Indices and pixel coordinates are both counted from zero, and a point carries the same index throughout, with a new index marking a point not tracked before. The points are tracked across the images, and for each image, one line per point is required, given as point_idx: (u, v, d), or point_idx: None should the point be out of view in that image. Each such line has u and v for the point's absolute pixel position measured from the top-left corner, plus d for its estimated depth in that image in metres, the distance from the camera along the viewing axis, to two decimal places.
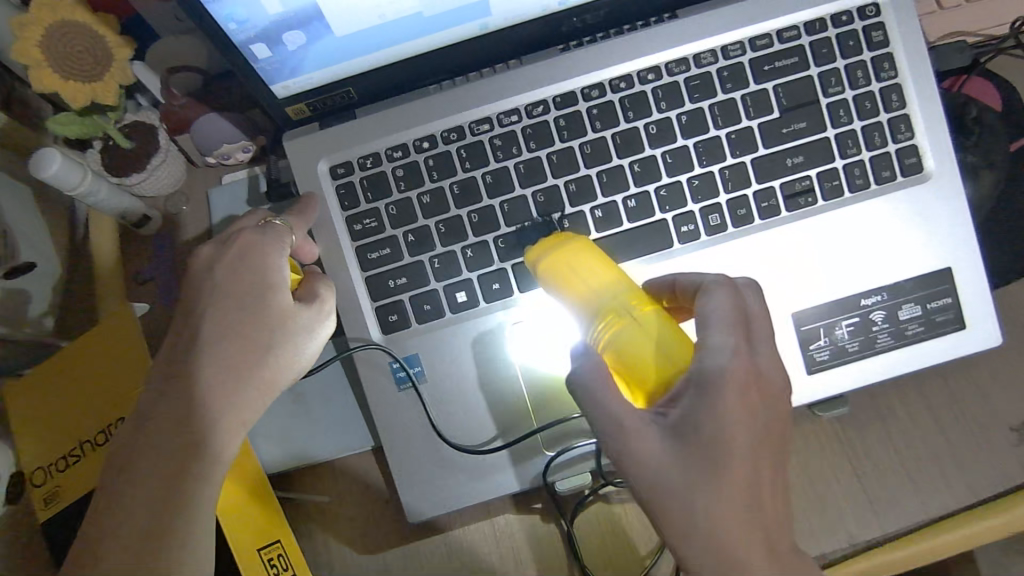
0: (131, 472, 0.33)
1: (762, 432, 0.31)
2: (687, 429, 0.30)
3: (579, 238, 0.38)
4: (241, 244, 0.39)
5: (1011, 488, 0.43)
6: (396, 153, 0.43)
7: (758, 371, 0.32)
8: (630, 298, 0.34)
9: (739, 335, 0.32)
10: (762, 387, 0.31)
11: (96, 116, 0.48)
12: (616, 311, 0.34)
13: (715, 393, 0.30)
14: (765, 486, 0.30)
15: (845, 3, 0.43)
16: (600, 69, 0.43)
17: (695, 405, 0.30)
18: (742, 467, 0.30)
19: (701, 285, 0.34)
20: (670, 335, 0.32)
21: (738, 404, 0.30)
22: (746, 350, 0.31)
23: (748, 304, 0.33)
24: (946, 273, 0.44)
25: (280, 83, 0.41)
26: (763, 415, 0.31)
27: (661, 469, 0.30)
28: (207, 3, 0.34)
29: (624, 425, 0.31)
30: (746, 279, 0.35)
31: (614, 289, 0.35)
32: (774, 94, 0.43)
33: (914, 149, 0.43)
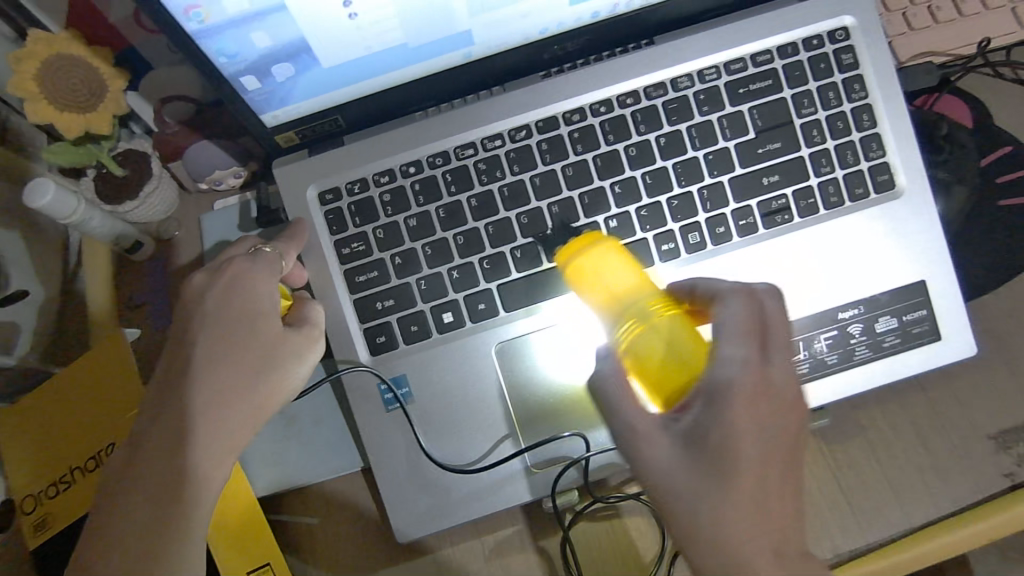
0: (125, 499, 0.34)
1: (772, 440, 0.31)
2: (698, 438, 0.31)
3: (598, 241, 0.38)
4: (233, 272, 0.39)
5: (991, 497, 0.44)
6: (383, 179, 0.44)
7: (770, 382, 0.32)
8: (651, 302, 0.35)
9: (752, 346, 0.32)
10: (772, 398, 0.32)
11: (89, 144, 0.49)
12: (637, 316, 0.34)
13: (725, 403, 0.31)
14: (777, 491, 0.31)
15: (814, 28, 0.45)
16: (581, 94, 0.44)
17: (705, 415, 0.31)
18: (751, 474, 0.30)
19: (717, 294, 0.34)
20: (686, 342, 0.33)
21: (746, 413, 0.31)
22: (757, 362, 0.32)
23: (766, 312, 0.34)
24: (921, 286, 0.45)
25: (269, 113, 0.42)
26: (772, 424, 0.31)
27: (673, 476, 0.31)
28: (198, 38, 0.35)
29: (639, 430, 0.32)
30: (766, 287, 0.35)
31: (632, 296, 0.35)
32: (750, 116, 0.44)
33: (886, 167, 0.45)
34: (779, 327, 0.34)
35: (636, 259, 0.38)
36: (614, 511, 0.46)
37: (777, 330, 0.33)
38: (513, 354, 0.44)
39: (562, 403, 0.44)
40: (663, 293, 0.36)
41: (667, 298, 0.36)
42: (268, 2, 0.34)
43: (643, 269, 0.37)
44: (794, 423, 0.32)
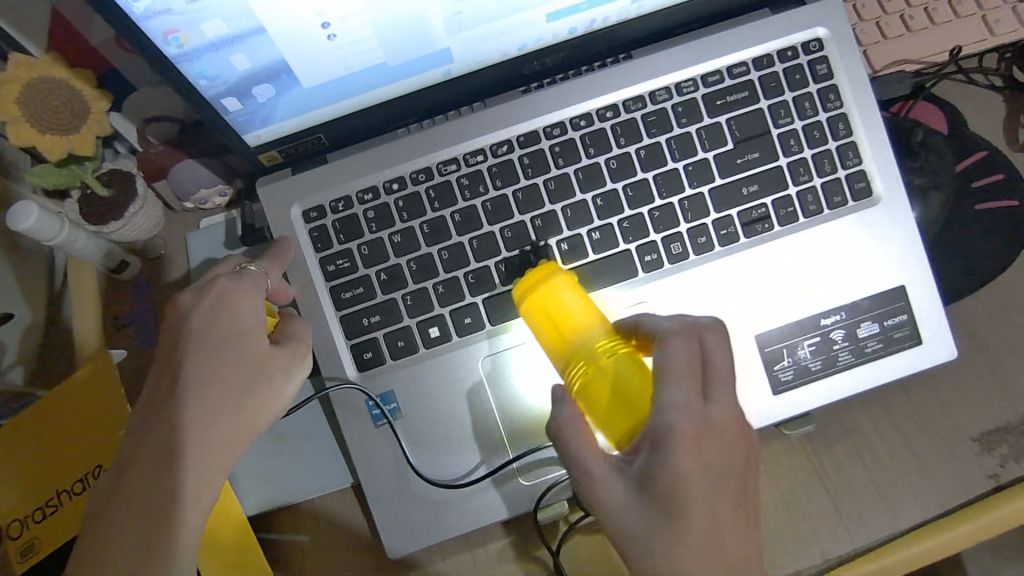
0: (113, 522, 0.34)
1: (719, 477, 0.32)
2: (647, 482, 0.32)
3: (551, 277, 0.39)
4: (217, 292, 0.39)
5: (975, 498, 0.44)
6: (367, 196, 0.45)
7: (711, 423, 0.32)
8: (599, 343, 0.37)
9: (692, 389, 0.33)
10: (716, 438, 0.32)
11: (73, 166, 0.49)
12: (586, 359, 0.36)
13: (669, 449, 0.32)
14: (727, 524, 0.32)
15: (789, 39, 0.46)
16: (561, 109, 0.45)
17: (652, 460, 0.32)
18: (699, 515, 0.31)
19: (659, 333, 0.35)
20: (633, 381, 0.35)
21: (691, 458, 0.31)
22: (698, 405, 0.32)
23: (707, 350, 0.34)
24: (901, 291, 0.45)
25: (252, 132, 0.42)
26: (718, 461, 0.32)
27: (627, 520, 0.32)
28: (178, 61, 0.36)
29: (594, 475, 0.33)
30: (710, 321, 0.35)
31: (580, 337, 0.37)
32: (728, 127, 0.45)
33: (863, 175, 0.46)
34: (726, 362, 0.34)
35: (585, 294, 0.39)
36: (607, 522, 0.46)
37: (723, 365, 0.34)
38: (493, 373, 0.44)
39: (550, 417, 0.44)
40: (610, 329, 0.38)
41: (614, 336, 0.37)
42: (247, 25, 0.34)
43: (593, 305, 0.39)
44: (743, 455, 0.33)
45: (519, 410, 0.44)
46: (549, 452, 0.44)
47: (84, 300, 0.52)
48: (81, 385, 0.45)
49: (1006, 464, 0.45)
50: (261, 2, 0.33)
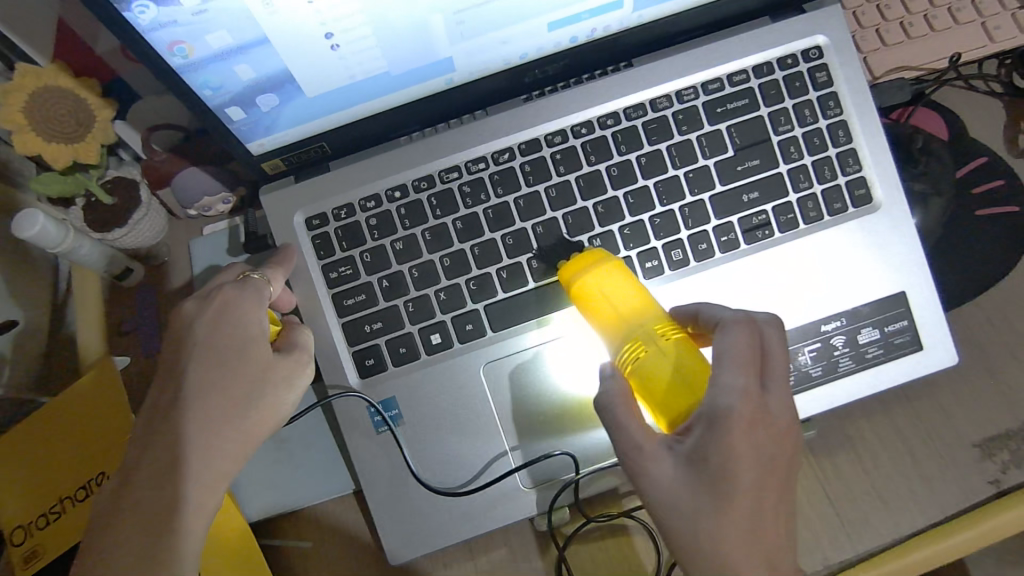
0: (125, 523, 0.34)
1: (769, 464, 0.32)
2: (699, 462, 0.32)
3: (609, 261, 0.40)
4: (222, 299, 0.40)
5: (977, 504, 0.44)
6: (369, 204, 0.45)
7: (766, 410, 0.32)
8: (656, 326, 0.36)
9: (750, 375, 0.33)
10: (768, 425, 0.32)
11: (77, 173, 0.50)
12: (641, 339, 0.36)
13: (723, 429, 0.31)
14: (772, 514, 0.31)
15: (789, 48, 0.46)
16: (562, 117, 0.45)
17: (705, 441, 0.32)
18: (746, 499, 0.31)
19: (719, 321, 0.35)
20: (690, 363, 0.34)
21: (744, 440, 0.31)
22: (755, 391, 0.32)
23: (766, 341, 0.34)
24: (901, 297, 0.45)
25: (255, 141, 0.42)
26: (768, 448, 0.32)
27: (672, 495, 0.32)
28: (182, 72, 0.36)
29: (643, 447, 0.33)
30: (768, 315, 0.35)
31: (638, 319, 0.37)
32: (728, 134, 0.45)
33: (863, 181, 0.46)
34: (782, 353, 0.34)
35: (640, 281, 0.39)
36: (609, 529, 0.46)
37: (779, 358, 0.34)
38: (506, 372, 0.44)
39: (553, 422, 0.44)
40: (667, 315, 0.38)
41: (671, 322, 0.37)
42: (251, 36, 0.35)
43: (650, 292, 0.39)
44: (790, 448, 0.33)
45: (526, 412, 0.44)
46: (550, 458, 0.44)
47: (88, 314, 0.52)
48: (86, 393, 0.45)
49: (1008, 470, 0.45)
50: (264, 13, 0.34)
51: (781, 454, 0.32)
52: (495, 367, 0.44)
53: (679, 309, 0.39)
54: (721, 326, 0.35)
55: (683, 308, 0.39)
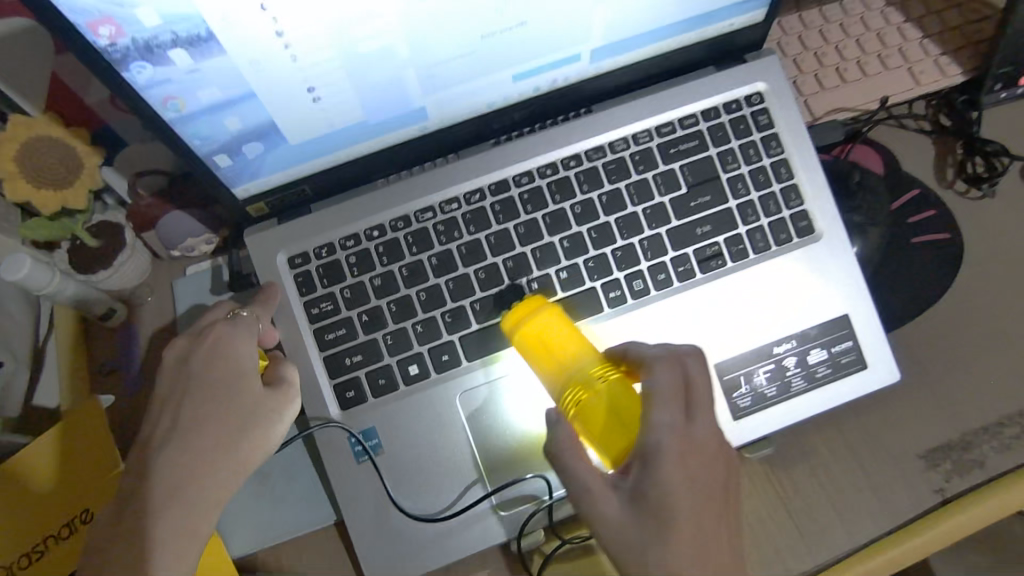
0: (110, 562, 0.36)
1: (703, 489, 0.35)
2: (640, 496, 0.35)
3: (545, 309, 0.42)
4: (214, 337, 0.42)
5: (924, 512, 0.47)
6: (349, 243, 0.48)
7: (695, 440, 0.36)
8: (593, 369, 0.39)
9: (677, 411, 0.36)
10: (700, 455, 0.36)
11: (63, 218, 0.52)
12: (580, 384, 0.39)
13: (657, 465, 0.35)
14: (713, 535, 0.34)
15: (733, 94, 0.51)
16: (529, 159, 0.49)
17: (643, 475, 0.35)
18: (687, 525, 0.34)
19: (645, 360, 0.38)
20: (625, 404, 0.37)
21: (678, 473, 0.34)
22: (683, 425, 0.36)
23: (690, 375, 0.37)
24: (845, 320, 0.49)
25: (241, 186, 0.45)
26: (702, 475, 0.35)
27: (620, 530, 0.35)
28: (175, 123, 0.39)
29: (591, 489, 0.35)
30: (690, 348, 0.39)
31: (575, 365, 0.40)
32: (681, 173, 0.49)
33: (805, 214, 0.50)
34: (706, 383, 0.38)
35: (573, 325, 0.42)
36: (583, 551, 0.48)
37: (704, 389, 0.37)
38: (482, 401, 0.46)
39: (527, 448, 0.47)
40: (601, 356, 0.41)
41: (605, 363, 0.40)
42: (239, 90, 0.38)
43: (584, 335, 0.41)
44: (723, 471, 0.36)
45: (502, 437, 0.46)
46: (524, 482, 0.46)
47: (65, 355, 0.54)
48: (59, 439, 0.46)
49: (950, 479, 0.48)
50: (252, 70, 0.37)
51: (715, 477, 0.36)
52: (470, 396, 0.46)
53: (612, 347, 0.42)
54: (647, 366, 0.38)
55: (614, 347, 0.42)
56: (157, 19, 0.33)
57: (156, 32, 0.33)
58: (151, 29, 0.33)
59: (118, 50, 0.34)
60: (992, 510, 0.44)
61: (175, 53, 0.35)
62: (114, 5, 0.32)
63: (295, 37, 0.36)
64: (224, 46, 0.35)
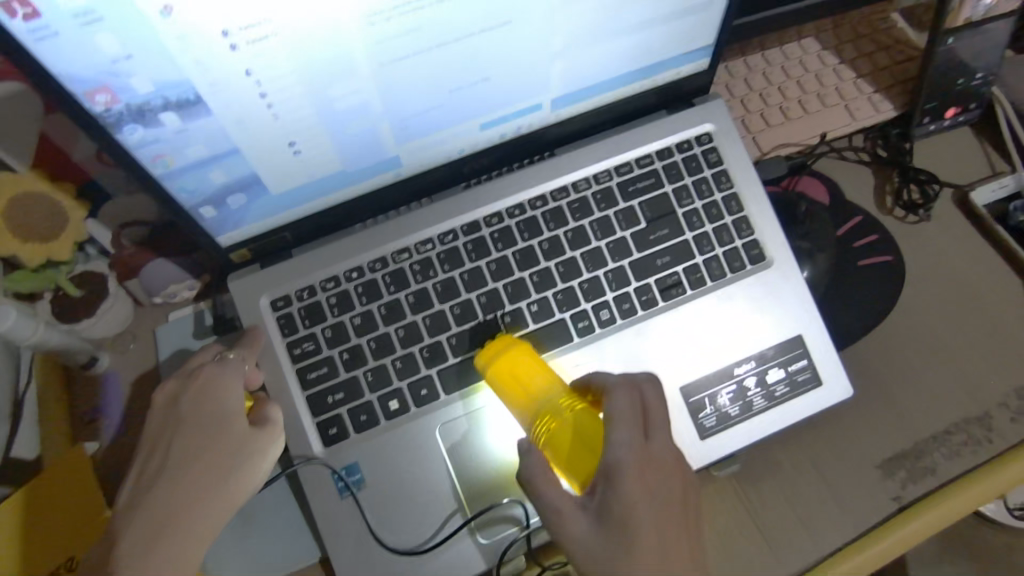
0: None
1: (661, 501, 0.38)
2: (605, 511, 0.38)
3: (516, 345, 0.45)
4: (204, 380, 0.44)
5: (883, 519, 0.50)
6: (329, 285, 0.50)
7: (652, 455, 0.39)
8: (560, 399, 0.42)
9: (634, 431, 0.39)
10: (656, 469, 0.39)
11: (48, 269, 0.54)
12: (550, 413, 0.41)
13: (618, 481, 0.38)
14: (674, 543, 0.38)
15: (684, 135, 0.55)
16: (498, 201, 0.52)
17: (606, 491, 0.38)
18: (649, 536, 0.37)
19: (607, 387, 0.42)
20: (592, 428, 0.40)
21: (636, 487, 0.37)
22: (640, 443, 0.39)
23: (646, 399, 0.41)
24: (799, 340, 0.53)
25: (224, 234, 0.47)
26: (659, 488, 0.38)
27: (588, 546, 0.37)
28: (164, 179, 0.41)
29: (561, 509, 0.38)
30: (645, 376, 0.43)
31: (545, 396, 0.42)
32: (640, 209, 0.53)
33: (756, 243, 0.54)
34: (660, 405, 0.41)
35: (541, 359, 0.44)
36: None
37: (658, 410, 0.41)
38: (462, 432, 0.48)
39: (505, 476, 0.49)
40: (567, 387, 0.44)
41: (572, 393, 0.43)
42: (225, 147, 0.41)
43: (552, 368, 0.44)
44: (679, 483, 0.40)
45: (480, 466, 0.48)
46: (504, 509, 0.48)
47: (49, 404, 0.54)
48: (21, 505, 0.46)
49: (906, 487, 0.51)
50: (237, 128, 0.40)
51: (672, 490, 0.39)
52: (450, 428, 0.48)
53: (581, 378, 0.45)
54: (608, 392, 0.41)
55: (580, 379, 0.45)
56: (150, 86, 0.36)
57: (149, 98, 0.36)
58: (144, 95, 0.36)
59: (112, 115, 0.36)
60: (931, 521, 0.48)
61: (167, 116, 0.37)
62: (110, 75, 0.34)
63: (277, 97, 0.39)
64: (212, 108, 0.38)
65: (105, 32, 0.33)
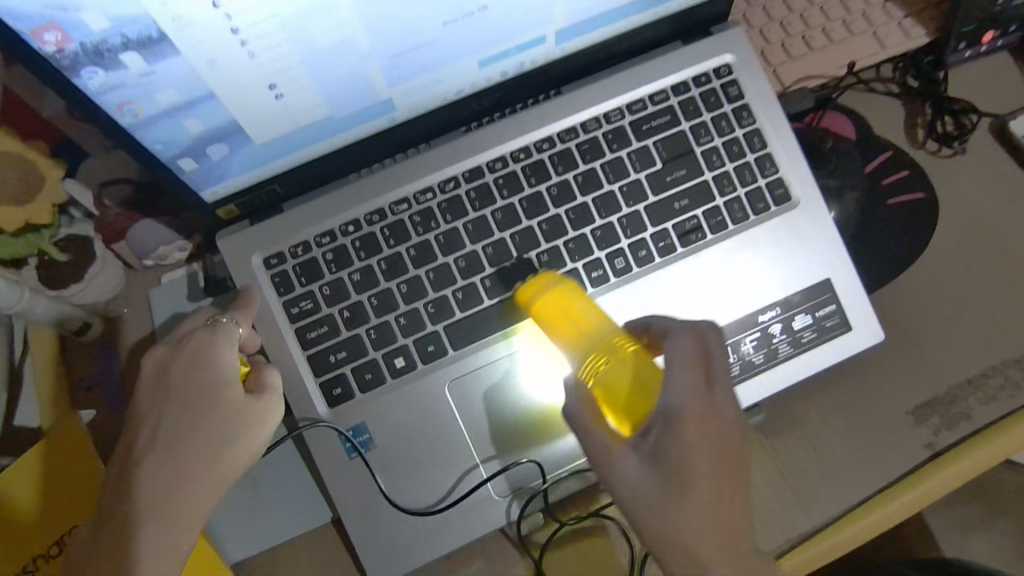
0: (97, 568, 0.36)
1: (721, 453, 0.35)
2: (660, 456, 0.35)
3: (566, 284, 0.43)
4: (194, 347, 0.42)
5: (915, 467, 0.48)
6: (324, 240, 0.47)
7: (714, 406, 0.36)
8: (614, 339, 0.39)
9: (698, 377, 0.36)
10: (718, 421, 0.36)
11: (29, 234, 0.52)
12: (602, 352, 0.38)
13: (678, 426, 0.35)
14: (730, 499, 0.35)
15: (701, 67, 0.51)
16: (501, 145, 0.48)
17: (662, 434, 0.35)
18: (705, 487, 0.34)
19: (668, 331, 0.39)
20: (647, 370, 0.37)
21: (697, 432, 0.35)
22: (703, 390, 0.36)
23: (710, 348, 0.38)
24: (827, 284, 0.49)
25: (208, 189, 0.44)
26: (719, 439, 0.35)
27: (637, 490, 0.35)
28: (134, 130, 0.38)
29: (611, 449, 0.35)
30: (711, 325, 0.39)
31: (597, 335, 0.40)
32: (655, 148, 0.49)
33: (781, 182, 0.50)
34: (723, 357, 0.38)
35: (594, 301, 0.42)
36: (584, 534, 0.48)
37: (722, 362, 0.38)
38: (475, 387, 0.46)
39: (524, 431, 0.46)
40: (621, 330, 0.41)
41: (627, 335, 0.40)
42: (198, 92, 0.37)
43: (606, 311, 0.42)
44: (739, 440, 0.37)
45: (496, 421, 0.46)
46: (519, 466, 0.46)
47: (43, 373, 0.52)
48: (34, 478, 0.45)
49: (939, 434, 0.49)
50: (209, 70, 0.36)
51: (732, 445, 0.36)
52: (470, 379, 0.46)
53: (630, 323, 0.42)
54: (670, 335, 0.38)
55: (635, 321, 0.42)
56: (104, 22, 0.32)
57: (105, 36, 0.32)
58: (100, 33, 0.32)
59: (66, 56, 0.33)
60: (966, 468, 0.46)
61: (128, 57, 0.33)
62: (58, 10, 0.31)
63: (250, 33, 0.35)
64: (178, 47, 0.34)
65: None
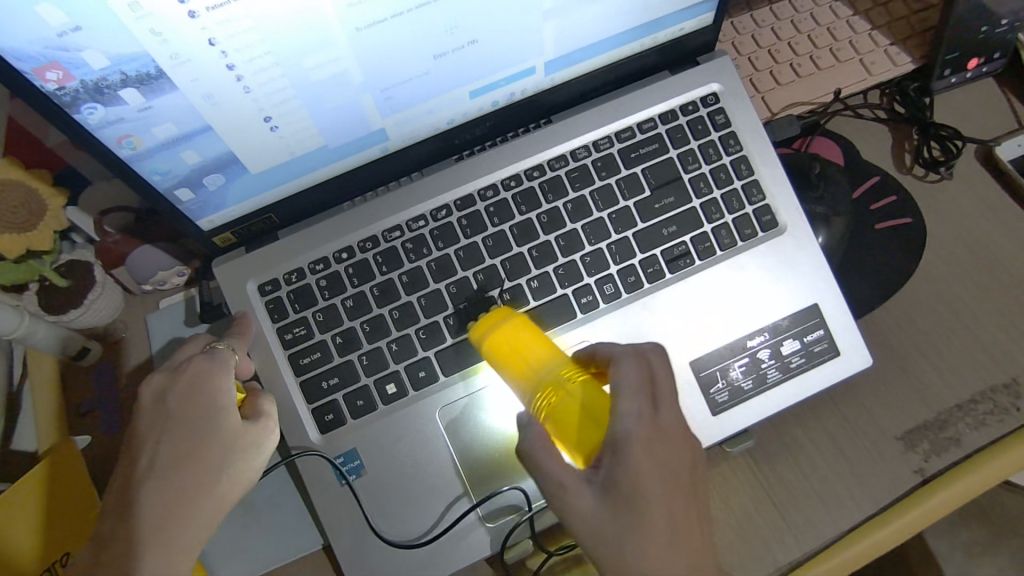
0: None
1: (672, 475, 0.36)
2: (611, 486, 0.35)
3: (517, 316, 0.43)
4: (192, 373, 0.42)
5: (905, 493, 0.48)
6: (318, 267, 0.48)
7: (662, 428, 0.36)
8: (561, 371, 0.40)
9: (643, 400, 0.37)
10: (667, 442, 0.36)
11: (31, 260, 0.52)
12: (551, 385, 0.39)
13: (625, 454, 0.35)
14: (685, 520, 0.35)
15: (688, 96, 0.52)
16: (491, 173, 0.49)
17: (612, 464, 0.35)
18: (658, 512, 0.35)
19: (614, 356, 0.39)
20: (596, 399, 0.37)
21: (644, 459, 0.35)
22: (649, 413, 0.36)
23: (654, 369, 0.38)
24: (815, 309, 0.50)
25: (205, 218, 0.45)
26: (669, 461, 0.36)
27: (593, 521, 0.35)
28: (132, 162, 0.39)
29: (565, 483, 0.36)
30: (654, 346, 0.40)
31: (546, 367, 0.40)
32: (644, 176, 0.50)
33: (768, 209, 0.51)
34: (667, 375, 0.39)
35: (541, 332, 0.42)
36: (573, 561, 0.48)
37: (666, 381, 0.38)
38: (460, 416, 0.46)
39: (503, 460, 0.46)
40: (569, 360, 0.41)
41: (575, 365, 0.41)
42: (194, 125, 0.38)
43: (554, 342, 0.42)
44: (690, 458, 0.37)
45: (470, 458, 0.46)
46: (504, 495, 0.46)
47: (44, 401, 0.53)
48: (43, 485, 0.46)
49: (929, 459, 0.49)
50: (206, 105, 0.37)
51: (684, 466, 0.36)
52: (443, 414, 0.46)
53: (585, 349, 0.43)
54: (615, 361, 0.39)
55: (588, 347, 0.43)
56: (104, 61, 0.33)
57: (105, 74, 0.33)
58: (99, 71, 0.33)
59: (67, 93, 0.34)
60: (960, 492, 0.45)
61: (127, 93, 0.35)
62: (59, 50, 0.32)
63: (246, 69, 0.36)
64: (175, 83, 0.35)
65: (46, 2, 0.30)
